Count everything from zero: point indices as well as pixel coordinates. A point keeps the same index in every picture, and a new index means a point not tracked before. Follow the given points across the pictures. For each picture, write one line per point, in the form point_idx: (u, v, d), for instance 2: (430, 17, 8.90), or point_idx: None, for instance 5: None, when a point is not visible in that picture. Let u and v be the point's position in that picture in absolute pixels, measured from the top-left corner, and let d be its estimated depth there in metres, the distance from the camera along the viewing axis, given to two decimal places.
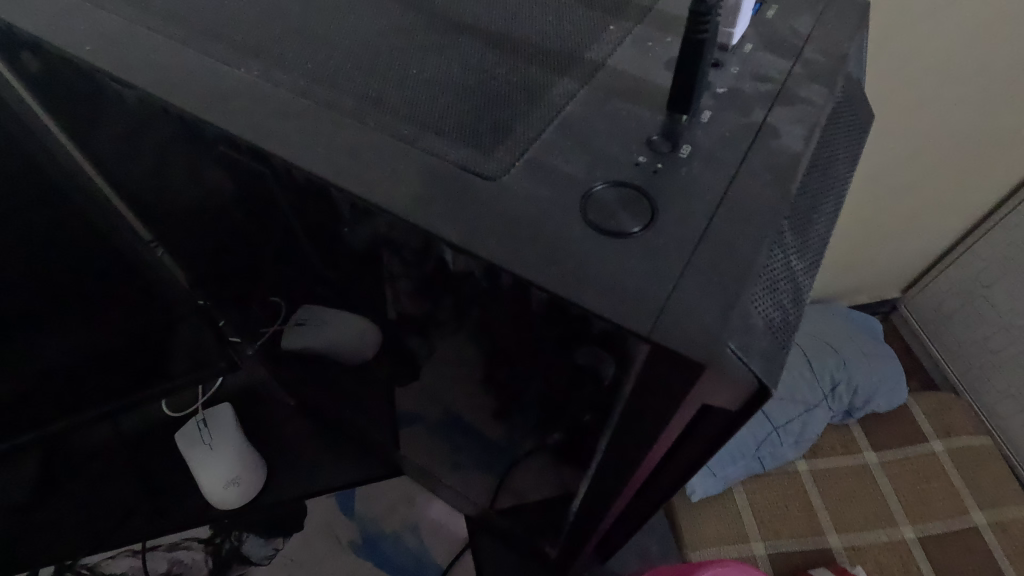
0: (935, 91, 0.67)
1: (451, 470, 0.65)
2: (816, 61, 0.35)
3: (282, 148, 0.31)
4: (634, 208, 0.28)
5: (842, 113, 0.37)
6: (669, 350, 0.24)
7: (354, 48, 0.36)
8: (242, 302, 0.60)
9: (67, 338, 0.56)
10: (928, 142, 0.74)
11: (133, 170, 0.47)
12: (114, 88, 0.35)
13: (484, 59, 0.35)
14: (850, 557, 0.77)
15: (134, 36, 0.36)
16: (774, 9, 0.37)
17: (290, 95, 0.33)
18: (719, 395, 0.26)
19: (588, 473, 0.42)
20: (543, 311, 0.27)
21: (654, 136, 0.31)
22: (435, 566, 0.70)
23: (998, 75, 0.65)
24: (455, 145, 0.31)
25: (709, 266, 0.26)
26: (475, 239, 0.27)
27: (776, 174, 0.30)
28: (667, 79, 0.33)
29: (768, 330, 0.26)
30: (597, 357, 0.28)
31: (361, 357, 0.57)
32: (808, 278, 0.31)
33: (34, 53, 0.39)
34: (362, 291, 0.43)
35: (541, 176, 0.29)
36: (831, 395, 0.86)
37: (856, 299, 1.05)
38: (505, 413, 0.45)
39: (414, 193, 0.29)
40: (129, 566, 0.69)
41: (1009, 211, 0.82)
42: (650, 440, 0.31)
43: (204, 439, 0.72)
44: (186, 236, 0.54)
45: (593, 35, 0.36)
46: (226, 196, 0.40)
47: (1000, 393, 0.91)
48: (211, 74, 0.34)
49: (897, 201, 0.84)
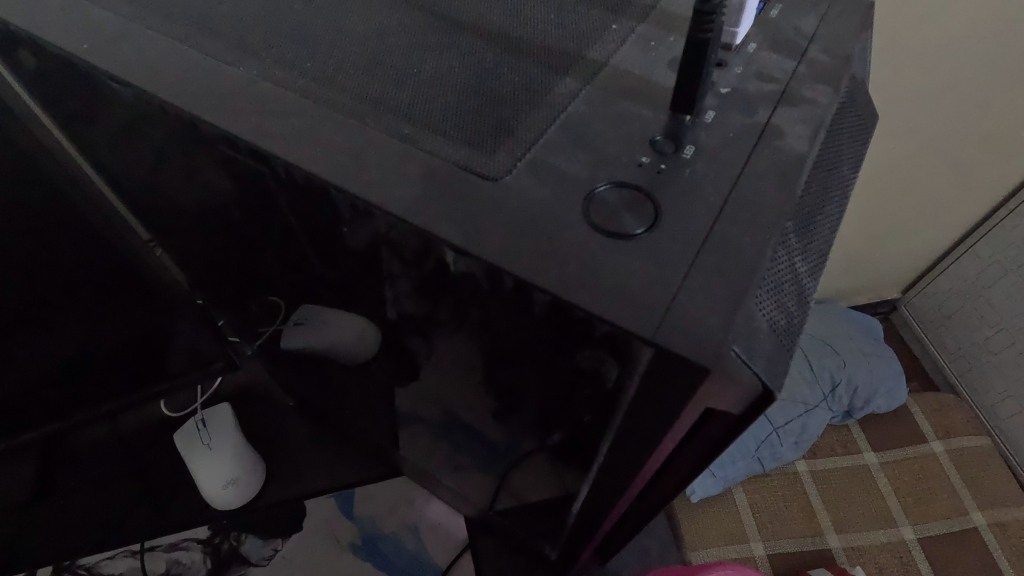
0: (937, 92, 0.67)
1: (450, 470, 0.64)
2: (820, 61, 0.35)
3: (282, 147, 0.30)
4: (636, 209, 0.28)
5: (846, 113, 0.37)
6: (672, 353, 0.24)
7: (354, 47, 0.35)
8: (242, 302, 0.60)
9: (65, 338, 0.56)
10: (929, 142, 0.73)
11: (131, 169, 0.47)
12: (111, 86, 0.35)
13: (485, 58, 0.35)
14: (850, 558, 0.77)
15: (133, 34, 0.35)
16: (777, 9, 0.37)
17: (290, 94, 0.32)
18: (722, 398, 0.26)
19: (588, 475, 0.41)
20: (545, 313, 0.27)
21: (657, 136, 0.31)
22: (435, 566, 0.70)
23: (999, 77, 0.64)
24: (457, 145, 0.30)
25: (713, 268, 0.26)
26: (477, 240, 0.27)
27: (780, 175, 0.29)
28: (670, 79, 0.33)
29: (772, 332, 0.26)
30: (600, 359, 0.27)
31: (360, 357, 0.57)
32: (812, 279, 0.31)
33: (31, 52, 0.38)
34: (361, 291, 0.43)
35: (543, 176, 0.29)
36: (831, 396, 0.86)
37: (856, 299, 1.05)
38: (505, 414, 0.44)
39: (414, 193, 0.28)
40: (127, 566, 0.69)
41: (1009, 212, 0.82)
42: (652, 442, 0.31)
43: (203, 439, 0.71)
44: (185, 236, 0.53)
45: (595, 34, 0.36)
46: (225, 195, 0.40)
47: (1001, 394, 0.91)
48: (210, 73, 0.33)
49: (898, 201, 0.84)
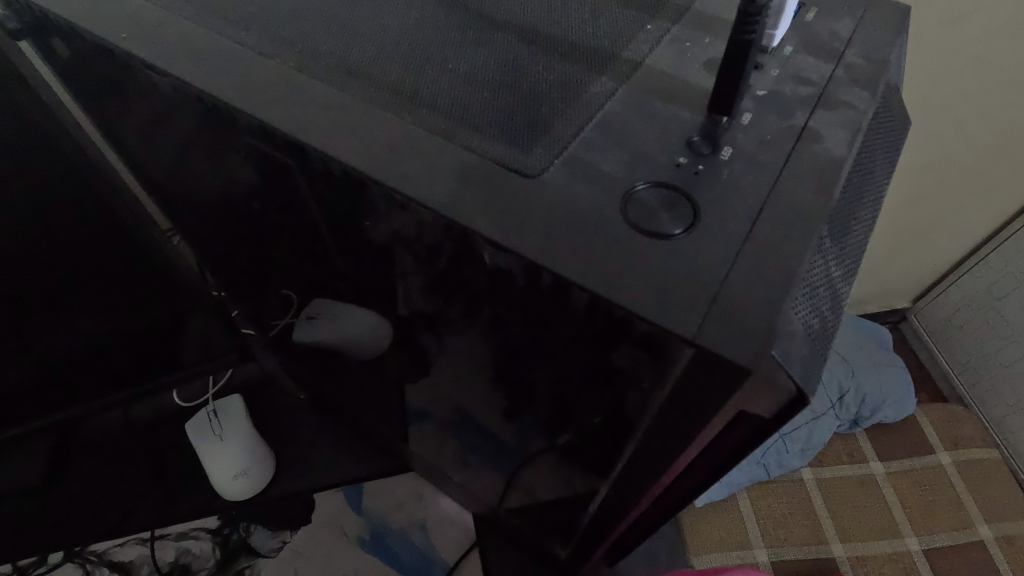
0: (945, 125, 0.72)
1: (460, 467, 0.64)
2: (856, 65, 0.35)
3: (318, 139, 0.30)
4: (674, 209, 0.28)
5: (881, 120, 0.37)
6: (713, 355, 0.23)
7: (387, 42, 0.35)
8: (258, 292, 0.60)
9: (75, 324, 0.56)
10: (951, 170, 0.78)
11: (156, 156, 0.47)
12: (147, 75, 0.35)
13: (520, 54, 0.35)
14: (854, 566, 0.77)
15: (170, 24, 0.36)
16: (812, 13, 0.37)
17: (326, 87, 0.33)
18: (756, 401, 0.26)
19: (605, 477, 0.41)
20: (581, 312, 0.27)
21: (694, 137, 0.31)
22: (442, 563, 0.70)
23: (998, 123, 0.70)
24: (496, 141, 0.30)
25: (754, 270, 0.26)
26: (516, 236, 0.27)
27: (820, 176, 0.29)
28: (707, 80, 0.33)
29: (807, 336, 0.26)
30: (637, 360, 0.27)
31: (373, 353, 0.56)
32: (845, 284, 0.31)
33: (67, 39, 0.39)
34: (378, 288, 0.43)
35: (579, 174, 0.29)
36: (840, 404, 0.86)
37: (864, 308, 1.07)
38: (519, 414, 0.44)
39: (453, 190, 0.28)
40: (138, 554, 0.69)
41: (989, 251, 0.89)
42: (676, 447, 0.30)
43: (215, 430, 0.71)
44: (205, 224, 0.54)
45: (629, 34, 0.36)
46: (250, 188, 0.40)
47: (1011, 407, 0.92)
48: (247, 64, 0.34)
49: (908, 224, 0.88)
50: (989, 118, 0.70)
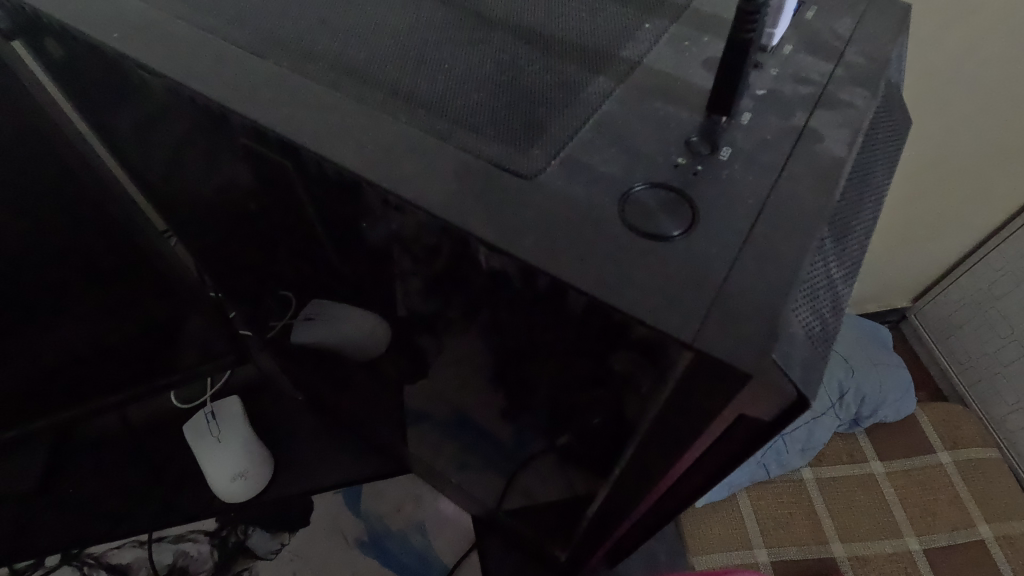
0: (944, 124, 0.72)
1: (459, 469, 0.64)
2: (856, 64, 0.34)
3: (312, 140, 0.30)
4: (673, 210, 0.28)
5: (881, 119, 0.36)
6: (713, 359, 0.23)
7: (383, 42, 0.35)
8: (255, 293, 0.59)
9: (70, 327, 0.55)
10: (950, 169, 0.78)
11: (151, 157, 0.46)
12: (141, 75, 0.35)
13: (516, 53, 0.35)
14: (853, 566, 0.76)
15: (163, 24, 0.35)
16: (812, 11, 0.37)
17: (322, 87, 0.32)
18: (757, 405, 0.25)
19: (604, 479, 0.41)
20: (579, 314, 0.27)
21: (693, 137, 0.30)
22: (441, 565, 0.69)
23: (997, 122, 0.70)
24: (493, 142, 0.30)
25: (754, 272, 0.26)
26: (513, 238, 0.26)
27: (820, 176, 0.29)
28: (706, 79, 0.33)
29: (808, 339, 0.26)
30: (637, 362, 0.27)
31: (370, 354, 0.56)
32: (846, 285, 0.31)
33: (60, 40, 0.39)
34: (376, 289, 0.43)
35: (576, 175, 0.29)
36: (839, 404, 0.86)
37: (864, 307, 1.07)
38: (518, 416, 0.44)
39: (449, 191, 0.28)
40: (135, 556, 0.68)
41: (988, 250, 0.88)
42: (675, 450, 0.30)
43: (212, 431, 0.71)
44: (201, 225, 0.53)
45: (628, 33, 0.36)
46: (245, 189, 0.40)
47: (1011, 406, 0.92)
48: (241, 64, 0.33)
49: (907, 223, 0.88)
50: (988, 116, 0.69)
